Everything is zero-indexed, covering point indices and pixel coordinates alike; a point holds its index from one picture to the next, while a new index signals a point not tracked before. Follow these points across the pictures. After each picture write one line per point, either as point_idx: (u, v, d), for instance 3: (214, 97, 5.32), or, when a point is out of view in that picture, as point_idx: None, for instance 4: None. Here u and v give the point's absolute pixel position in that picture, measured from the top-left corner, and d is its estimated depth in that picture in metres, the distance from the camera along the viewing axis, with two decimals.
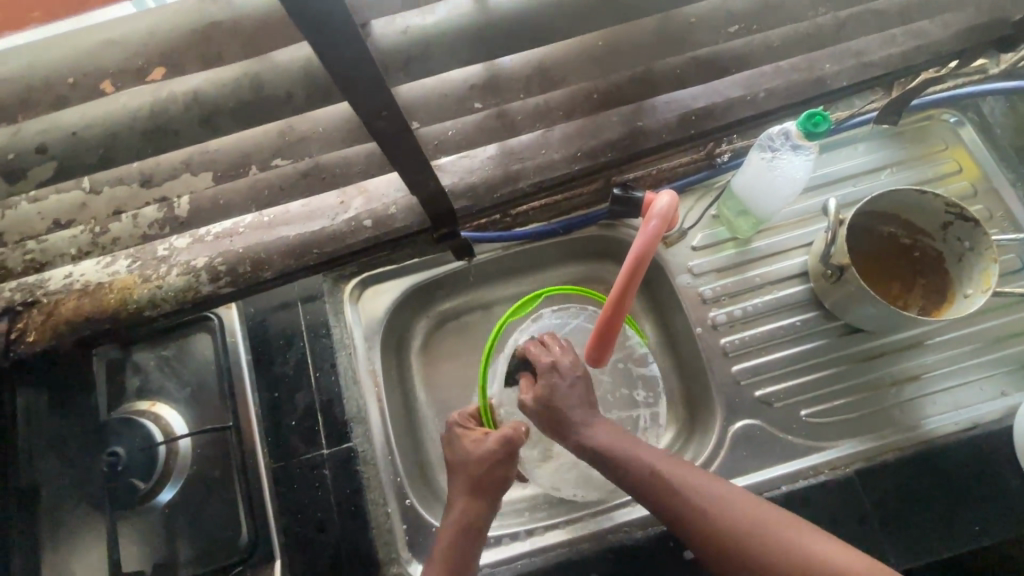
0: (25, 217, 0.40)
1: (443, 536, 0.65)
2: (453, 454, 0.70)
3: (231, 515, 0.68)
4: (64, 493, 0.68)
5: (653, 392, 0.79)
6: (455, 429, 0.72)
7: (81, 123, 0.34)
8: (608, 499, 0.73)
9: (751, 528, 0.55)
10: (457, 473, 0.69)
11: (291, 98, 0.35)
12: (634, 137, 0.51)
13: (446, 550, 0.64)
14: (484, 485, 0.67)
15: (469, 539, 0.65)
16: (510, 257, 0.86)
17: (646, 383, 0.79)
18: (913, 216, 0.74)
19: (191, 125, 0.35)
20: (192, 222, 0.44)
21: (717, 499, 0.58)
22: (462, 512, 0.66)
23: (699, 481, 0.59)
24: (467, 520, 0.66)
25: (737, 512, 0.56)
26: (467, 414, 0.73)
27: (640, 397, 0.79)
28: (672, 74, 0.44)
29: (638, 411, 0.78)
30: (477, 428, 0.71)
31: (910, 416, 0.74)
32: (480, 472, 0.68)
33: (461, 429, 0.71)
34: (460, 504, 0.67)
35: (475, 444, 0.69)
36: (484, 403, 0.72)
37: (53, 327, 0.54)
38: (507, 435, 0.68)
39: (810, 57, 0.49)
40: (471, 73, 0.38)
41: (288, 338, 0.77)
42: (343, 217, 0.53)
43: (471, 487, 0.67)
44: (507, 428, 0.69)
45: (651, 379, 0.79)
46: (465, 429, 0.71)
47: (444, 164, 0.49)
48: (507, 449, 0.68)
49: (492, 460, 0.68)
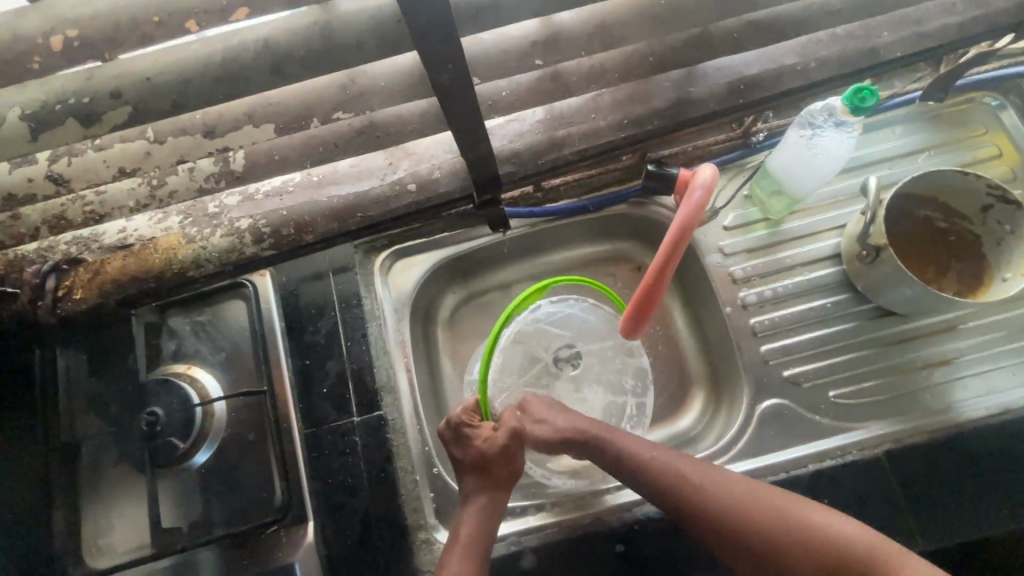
0: (92, 164, 0.41)
1: (466, 523, 0.65)
2: (463, 454, 0.69)
3: (266, 476, 0.69)
4: (103, 450, 0.69)
5: (643, 381, 0.80)
6: (461, 426, 0.69)
7: (154, 70, 0.35)
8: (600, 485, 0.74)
9: (762, 524, 0.60)
10: (469, 470, 0.68)
11: (361, 47, 0.36)
12: (683, 104, 0.51)
13: (470, 537, 0.64)
14: (499, 478, 0.68)
15: (489, 522, 0.65)
16: (539, 233, 0.87)
17: (636, 373, 0.80)
18: (951, 199, 0.74)
19: (262, 72, 0.36)
20: (246, 177, 0.45)
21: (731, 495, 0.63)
22: (481, 505, 0.66)
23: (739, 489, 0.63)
24: (488, 507, 0.66)
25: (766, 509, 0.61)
26: (468, 411, 0.70)
27: (628, 386, 0.80)
28: (728, 38, 0.45)
29: (627, 399, 0.79)
30: (483, 424, 0.70)
31: (940, 401, 0.73)
32: (494, 467, 0.68)
33: (468, 429, 0.69)
34: (480, 492, 0.67)
35: (485, 442, 0.68)
36: (484, 399, 0.69)
37: (100, 286, 0.56)
38: (516, 429, 0.69)
39: (865, 23, 0.50)
40: (533, 30, 0.40)
41: (320, 307, 0.78)
42: (391, 178, 0.53)
43: (485, 482, 0.67)
44: (513, 421, 0.70)
45: (643, 371, 0.80)
46: (471, 428, 0.69)
47: (492, 128, 0.50)
48: (516, 442, 0.69)
49: (506, 456, 0.68)
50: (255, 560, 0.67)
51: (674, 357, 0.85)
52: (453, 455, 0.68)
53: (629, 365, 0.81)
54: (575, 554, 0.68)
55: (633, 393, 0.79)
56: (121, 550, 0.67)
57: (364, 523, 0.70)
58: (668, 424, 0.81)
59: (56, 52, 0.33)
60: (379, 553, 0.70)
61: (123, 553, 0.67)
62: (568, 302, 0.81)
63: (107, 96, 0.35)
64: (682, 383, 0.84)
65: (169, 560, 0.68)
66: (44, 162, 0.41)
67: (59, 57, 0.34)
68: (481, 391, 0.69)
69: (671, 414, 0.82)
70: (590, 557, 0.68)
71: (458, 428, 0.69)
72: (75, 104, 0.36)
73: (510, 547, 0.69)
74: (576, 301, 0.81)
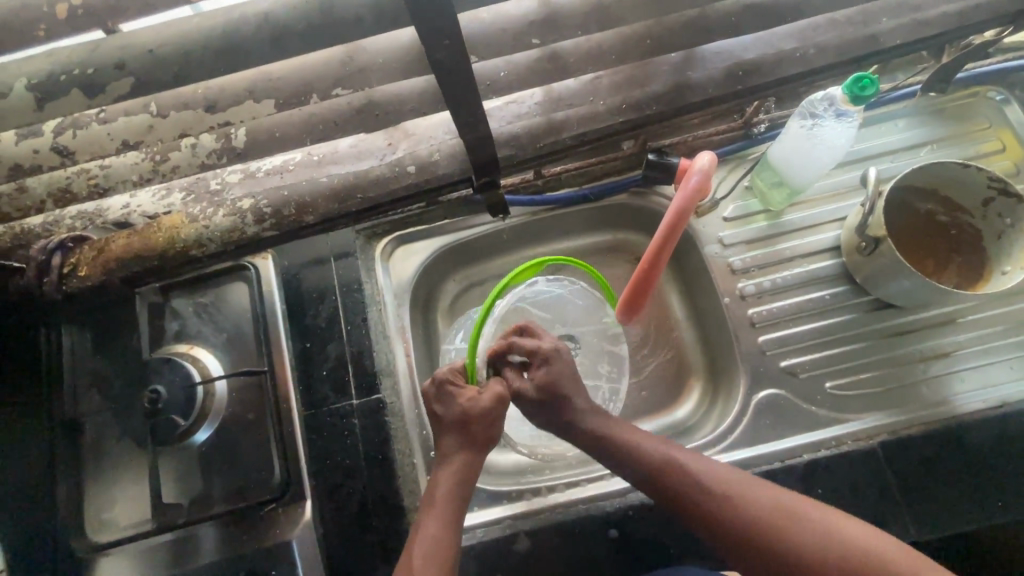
0: (97, 136, 0.42)
1: (443, 486, 0.64)
2: (446, 412, 0.67)
3: (265, 455, 0.70)
4: (106, 426, 0.70)
5: (618, 367, 0.82)
6: (445, 385, 0.68)
7: (156, 41, 0.36)
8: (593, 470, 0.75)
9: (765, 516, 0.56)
10: (449, 429, 0.66)
11: (360, 22, 0.36)
12: (682, 88, 0.51)
13: (447, 497, 0.63)
14: (477, 440, 0.66)
15: (465, 487, 0.65)
16: (540, 223, 0.87)
17: (612, 359, 0.82)
18: (952, 192, 0.74)
19: (262, 45, 0.36)
20: (248, 153, 0.46)
21: (718, 479, 0.59)
22: (457, 468, 0.65)
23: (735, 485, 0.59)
24: (466, 470, 0.65)
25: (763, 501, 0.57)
26: (456, 370, 0.70)
27: (603, 370, 0.82)
28: (726, 21, 0.45)
29: (602, 382, 0.81)
30: (469, 386, 0.68)
31: (937, 394, 0.73)
32: (475, 428, 0.66)
33: (452, 387, 0.67)
34: (459, 452, 0.66)
35: (470, 401, 0.66)
36: (474, 363, 0.68)
37: (103, 263, 0.57)
38: (501, 393, 0.67)
39: (865, 9, 0.50)
40: (529, 9, 0.40)
41: (321, 292, 0.79)
42: (390, 159, 0.54)
43: (463, 442, 0.66)
44: (500, 386, 0.67)
45: (618, 357, 0.82)
46: (456, 387, 0.68)
47: (490, 110, 0.51)
48: (501, 407, 0.67)
49: (488, 419, 0.66)
50: (254, 536, 0.68)
51: (670, 350, 0.85)
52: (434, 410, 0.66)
53: (606, 350, 0.83)
54: (569, 538, 0.69)
55: (606, 377, 0.81)
56: (123, 524, 0.69)
57: (361, 504, 0.71)
58: (665, 413, 0.81)
59: (61, 20, 0.34)
60: (375, 533, 0.71)
61: (125, 527, 0.68)
62: (561, 284, 0.84)
63: (111, 67, 0.36)
64: (679, 372, 0.84)
65: (169, 535, 0.69)
66: (49, 133, 0.42)
67: (64, 25, 0.35)
68: (471, 355, 0.68)
69: (670, 404, 0.82)
70: (584, 541, 0.69)
71: (443, 385, 0.68)
72: (80, 75, 0.36)
73: (505, 530, 0.70)
74: (570, 284, 0.84)
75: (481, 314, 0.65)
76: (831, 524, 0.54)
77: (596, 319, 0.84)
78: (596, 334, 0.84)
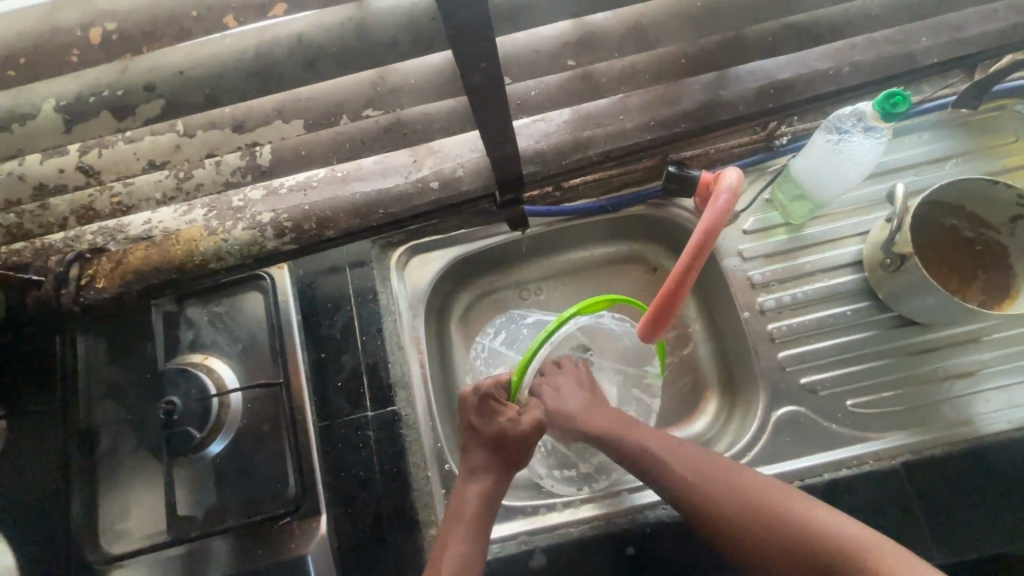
0: (123, 156, 0.41)
1: (472, 504, 0.64)
2: (484, 428, 0.68)
3: (280, 467, 0.70)
4: (122, 436, 0.70)
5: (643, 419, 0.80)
6: (488, 400, 0.69)
7: (187, 64, 0.35)
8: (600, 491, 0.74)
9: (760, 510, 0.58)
10: (482, 445, 0.68)
11: (395, 44, 0.36)
12: (712, 107, 0.50)
13: (476, 514, 0.64)
14: (511, 460, 0.68)
15: (492, 505, 0.65)
16: (557, 233, 0.86)
17: (639, 407, 0.81)
18: (980, 208, 0.72)
19: (297, 67, 0.36)
20: (272, 172, 0.45)
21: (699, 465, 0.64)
22: (484, 486, 0.66)
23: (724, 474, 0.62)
24: (493, 489, 0.66)
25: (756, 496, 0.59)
26: (500, 382, 0.70)
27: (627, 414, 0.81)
28: (763, 41, 0.44)
29: None
30: (510, 405, 0.69)
31: (960, 413, 0.72)
32: (509, 446, 0.68)
33: (495, 404, 0.69)
34: (486, 473, 0.66)
35: (513, 423, 0.68)
36: (519, 380, 0.68)
37: (122, 276, 0.56)
38: (539, 420, 0.69)
39: (904, 29, 0.49)
40: (565, 31, 0.40)
41: (336, 302, 0.78)
42: (414, 176, 0.53)
43: (496, 460, 0.67)
44: (539, 413, 0.70)
45: (646, 407, 0.80)
46: (498, 404, 0.69)
47: (518, 127, 0.50)
48: (536, 434, 0.69)
49: (526, 439, 0.68)
50: (268, 549, 0.67)
51: (686, 362, 0.84)
52: (475, 423, 0.68)
53: (636, 397, 0.81)
54: (585, 554, 0.68)
55: None
56: (138, 535, 0.68)
57: (375, 518, 0.71)
58: (682, 427, 0.80)
59: (95, 45, 0.34)
60: (390, 547, 0.70)
61: (139, 539, 0.68)
62: (623, 322, 0.80)
63: (142, 89, 0.36)
64: (695, 387, 0.83)
65: (182, 547, 0.68)
66: (74, 153, 0.41)
67: (97, 50, 0.34)
68: (519, 372, 0.67)
69: (685, 419, 0.81)
70: (600, 559, 0.68)
71: (484, 398, 0.69)
72: (108, 97, 0.36)
73: (521, 546, 0.69)
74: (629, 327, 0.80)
75: (538, 339, 0.65)
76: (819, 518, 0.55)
77: (638, 365, 0.81)
78: (631, 377, 0.81)
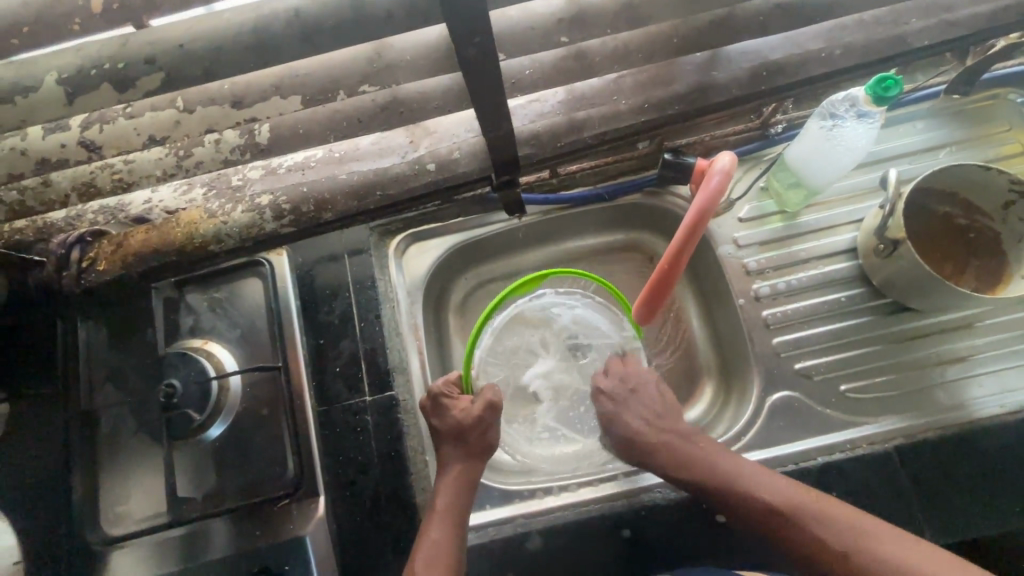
0: (124, 131, 0.42)
1: (444, 495, 0.66)
2: (441, 423, 0.69)
3: (278, 450, 0.70)
4: (122, 418, 0.71)
5: None
6: (440, 399, 0.70)
7: (187, 37, 0.36)
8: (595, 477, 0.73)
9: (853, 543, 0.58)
10: (445, 439, 0.69)
11: (390, 18, 0.36)
12: (706, 89, 0.51)
13: (449, 505, 0.65)
14: (476, 448, 0.69)
15: (466, 495, 0.67)
16: (554, 222, 0.87)
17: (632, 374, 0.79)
18: (972, 195, 0.73)
19: (295, 41, 0.37)
20: (271, 149, 0.46)
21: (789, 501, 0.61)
22: (454, 476, 0.67)
23: (820, 509, 0.60)
24: (464, 477, 0.67)
25: (855, 529, 0.58)
26: (450, 382, 0.71)
27: None
28: (754, 21, 0.45)
29: None
30: (461, 397, 0.70)
31: (953, 398, 0.72)
32: (469, 435, 0.69)
33: (446, 399, 0.70)
34: (456, 463, 0.68)
35: (462, 412, 0.69)
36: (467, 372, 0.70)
37: (123, 258, 0.57)
38: (492, 400, 0.70)
39: (893, 10, 0.50)
40: (558, 7, 0.40)
41: (334, 289, 0.79)
42: (411, 157, 0.54)
43: (462, 451, 0.69)
44: (492, 394, 0.71)
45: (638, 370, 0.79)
46: (450, 399, 0.70)
47: (513, 108, 0.51)
48: (493, 414, 0.70)
49: (480, 427, 0.69)
50: (266, 531, 0.68)
51: (681, 348, 0.85)
52: (430, 422, 0.69)
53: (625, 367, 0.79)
54: (580, 536, 0.69)
55: None
56: (138, 518, 0.69)
57: (373, 500, 0.72)
58: None
59: (96, 14, 0.35)
60: (388, 529, 0.71)
61: (138, 521, 0.68)
62: (572, 295, 0.77)
63: (142, 62, 0.37)
64: (691, 373, 0.84)
65: (181, 530, 0.69)
66: (76, 128, 0.42)
67: (98, 19, 0.35)
68: (465, 364, 0.69)
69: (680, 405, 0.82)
70: (596, 541, 0.69)
71: (437, 398, 0.70)
72: (109, 69, 0.37)
73: (516, 529, 0.70)
74: (580, 296, 0.78)
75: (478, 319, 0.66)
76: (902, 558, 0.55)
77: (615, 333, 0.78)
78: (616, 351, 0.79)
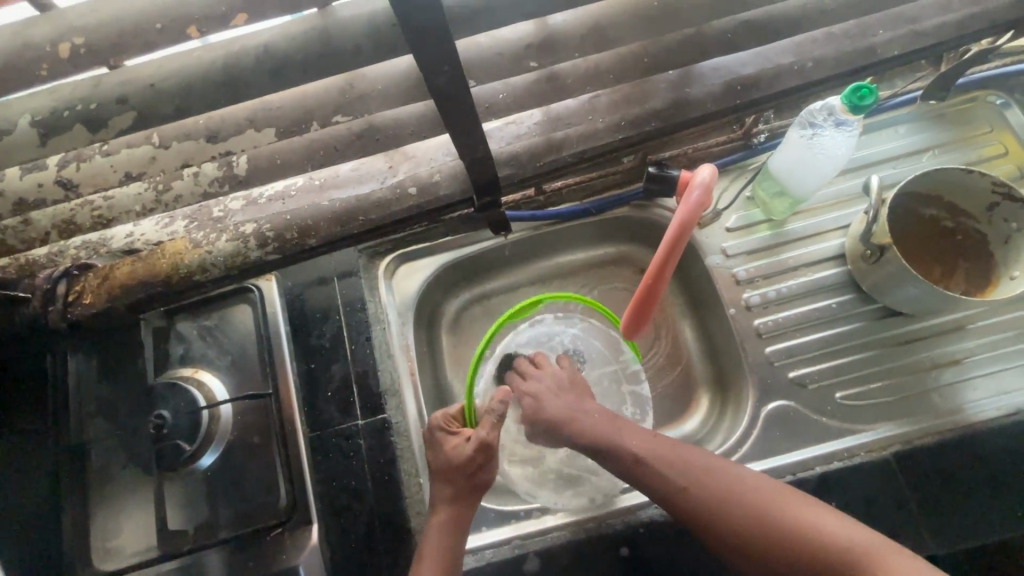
0: (100, 169, 0.42)
1: (431, 539, 0.64)
2: (436, 460, 0.69)
3: (271, 479, 0.70)
4: (112, 452, 0.70)
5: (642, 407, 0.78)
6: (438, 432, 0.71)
7: (158, 77, 0.37)
8: (593, 497, 0.72)
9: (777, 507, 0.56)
10: (436, 478, 0.68)
11: (358, 50, 0.37)
12: (680, 104, 0.51)
13: (437, 547, 0.64)
14: (466, 488, 0.68)
15: (456, 537, 0.65)
16: (542, 237, 0.87)
17: (635, 399, 0.78)
18: (956, 198, 0.73)
19: (264, 76, 0.37)
20: (249, 181, 0.47)
21: (714, 474, 0.59)
22: (443, 519, 0.66)
23: (738, 476, 0.59)
24: (453, 520, 0.66)
25: (770, 500, 0.56)
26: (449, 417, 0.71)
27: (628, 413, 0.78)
28: (724, 38, 0.46)
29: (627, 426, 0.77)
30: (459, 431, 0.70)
31: (949, 402, 0.72)
32: (460, 477, 0.68)
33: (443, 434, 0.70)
34: (444, 507, 0.66)
35: (454, 450, 0.68)
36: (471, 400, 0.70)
37: (109, 290, 0.57)
38: (484, 441, 0.69)
39: (861, 23, 0.51)
40: (526, 33, 0.41)
41: (325, 312, 0.79)
42: (391, 182, 0.54)
43: (451, 493, 0.67)
44: (485, 432, 0.69)
45: (641, 396, 0.78)
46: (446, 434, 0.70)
47: (490, 131, 0.52)
48: (486, 452, 0.69)
49: (470, 466, 0.68)
50: (259, 562, 0.67)
51: (674, 362, 0.84)
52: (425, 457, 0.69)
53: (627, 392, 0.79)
54: (578, 557, 0.68)
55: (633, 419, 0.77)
56: (129, 552, 0.68)
57: (368, 527, 0.71)
58: (674, 426, 0.80)
59: (65, 59, 0.35)
60: (383, 556, 0.70)
61: (129, 555, 0.68)
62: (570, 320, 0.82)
63: (114, 102, 0.37)
64: (687, 384, 0.83)
65: (174, 563, 0.68)
66: (53, 168, 0.43)
67: (66, 63, 0.36)
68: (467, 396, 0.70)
69: (676, 419, 0.81)
70: (594, 561, 0.68)
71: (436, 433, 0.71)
72: (83, 111, 0.37)
73: (514, 551, 0.69)
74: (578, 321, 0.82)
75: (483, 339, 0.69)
76: (827, 524, 0.53)
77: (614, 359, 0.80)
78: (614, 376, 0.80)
